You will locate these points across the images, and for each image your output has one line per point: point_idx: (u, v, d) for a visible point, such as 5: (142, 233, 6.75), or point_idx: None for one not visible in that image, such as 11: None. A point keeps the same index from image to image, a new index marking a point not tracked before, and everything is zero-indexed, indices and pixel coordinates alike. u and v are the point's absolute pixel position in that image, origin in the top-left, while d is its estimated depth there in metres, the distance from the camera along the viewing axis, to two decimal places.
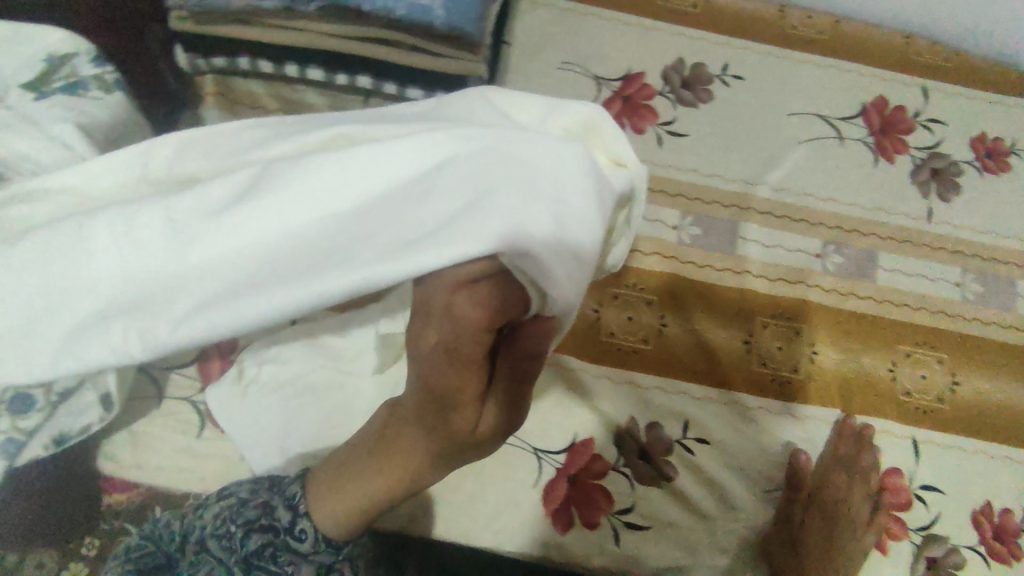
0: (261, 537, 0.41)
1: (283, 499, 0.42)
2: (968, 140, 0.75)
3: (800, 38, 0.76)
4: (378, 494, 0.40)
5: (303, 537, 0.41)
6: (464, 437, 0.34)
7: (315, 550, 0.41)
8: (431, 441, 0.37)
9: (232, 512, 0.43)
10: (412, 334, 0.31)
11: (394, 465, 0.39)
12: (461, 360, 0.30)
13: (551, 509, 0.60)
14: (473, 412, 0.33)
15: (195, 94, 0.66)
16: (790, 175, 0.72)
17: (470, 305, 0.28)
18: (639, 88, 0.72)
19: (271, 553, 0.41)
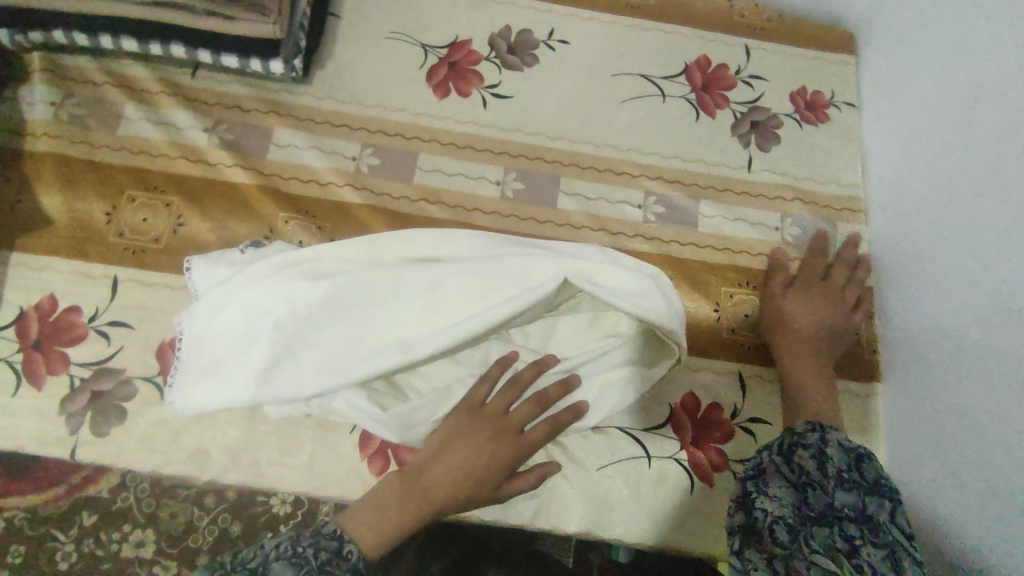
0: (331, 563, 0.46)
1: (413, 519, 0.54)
2: (788, 93, 0.78)
3: (627, 4, 0.80)
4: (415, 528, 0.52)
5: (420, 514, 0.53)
6: (494, 483, 0.54)
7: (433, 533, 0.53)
8: (455, 502, 0.53)
9: (264, 555, 0.45)
10: (486, 464, 0.54)
11: (417, 503, 0.52)
12: (499, 457, 0.54)
13: (368, 456, 0.59)
14: (471, 452, 0.54)
15: (23, 72, 0.68)
16: (615, 131, 0.74)
17: (526, 424, 0.56)
18: (465, 54, 0.75)
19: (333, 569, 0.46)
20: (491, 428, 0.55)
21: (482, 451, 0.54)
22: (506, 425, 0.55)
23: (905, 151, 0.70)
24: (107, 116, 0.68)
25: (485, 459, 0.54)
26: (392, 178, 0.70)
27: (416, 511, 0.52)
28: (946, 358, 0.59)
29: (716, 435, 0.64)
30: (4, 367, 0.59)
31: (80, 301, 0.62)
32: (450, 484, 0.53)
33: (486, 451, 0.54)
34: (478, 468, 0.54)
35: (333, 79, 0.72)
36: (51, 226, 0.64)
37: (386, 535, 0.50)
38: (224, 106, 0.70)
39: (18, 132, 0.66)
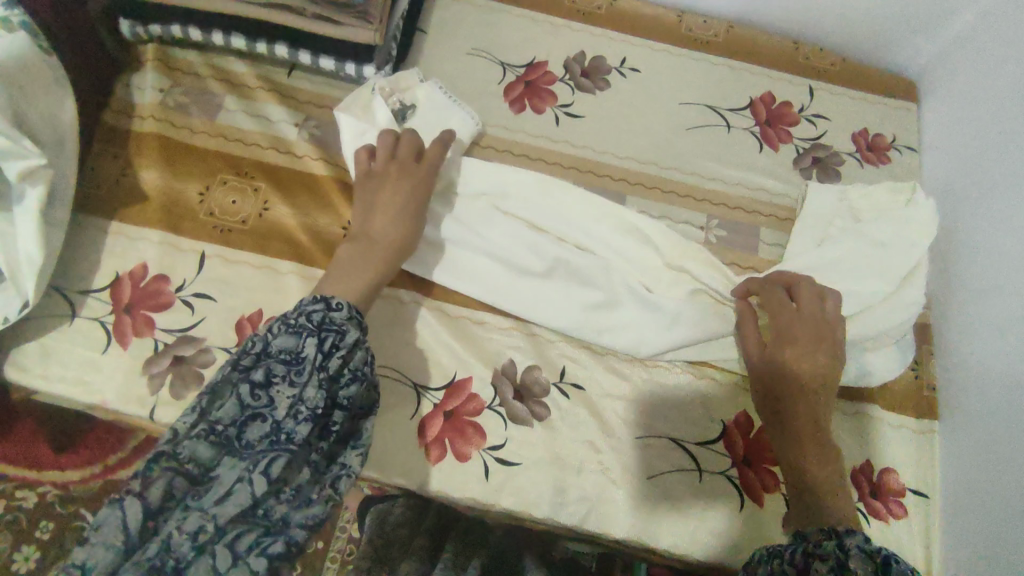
0: (327, 320, 0.50)
1: (311, 327, 0.49)
2: (851, 132, 0.80)
3: (697, 39, 0.84)
4: (388, 259, 0.58)
5: (339, 310, 0.51)
6: (376, 235, 0.59)
7: (359, 343, 0.51)
8: (387, 233, 0.59)
9: (263, 340, 0.49)
10: (386, 175, 0.61)
11: (376, 250, 0.58)
12: (409, 179, 0.61)
13: (425, 442, 0.61)
14: (393, 190, 0.60)
15: (136, 60, 0.74)
16: (681, 154, 0.77)
17: (379, 186, 0.61)
18: (542, 73, 0.79)
19: (330, 326, 0.50)
20: (379, 180, 0.61)
21: (410, 204, 0.60)
22: (409, 169, 0.62)
23: (970, 195, 0.72)
24: (208, 105, 0.73)
25: (399, 203, 0.60)
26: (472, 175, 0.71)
27: (375, 262, 0.57)
28: (1013, 397, 0.60)
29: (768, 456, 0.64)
30: (96, 327, 0.63)
31: (168, 271, 0.65)
32: (390, 228, 0.59)
33: (405, 192, 0.61)
34: (403, 188, 0.61)
35: None
36: (147, 200, 0.68)
37: (373, 279, 0.56)
38: (316, 105, 0.75)
39: (127, 113, 0.72)
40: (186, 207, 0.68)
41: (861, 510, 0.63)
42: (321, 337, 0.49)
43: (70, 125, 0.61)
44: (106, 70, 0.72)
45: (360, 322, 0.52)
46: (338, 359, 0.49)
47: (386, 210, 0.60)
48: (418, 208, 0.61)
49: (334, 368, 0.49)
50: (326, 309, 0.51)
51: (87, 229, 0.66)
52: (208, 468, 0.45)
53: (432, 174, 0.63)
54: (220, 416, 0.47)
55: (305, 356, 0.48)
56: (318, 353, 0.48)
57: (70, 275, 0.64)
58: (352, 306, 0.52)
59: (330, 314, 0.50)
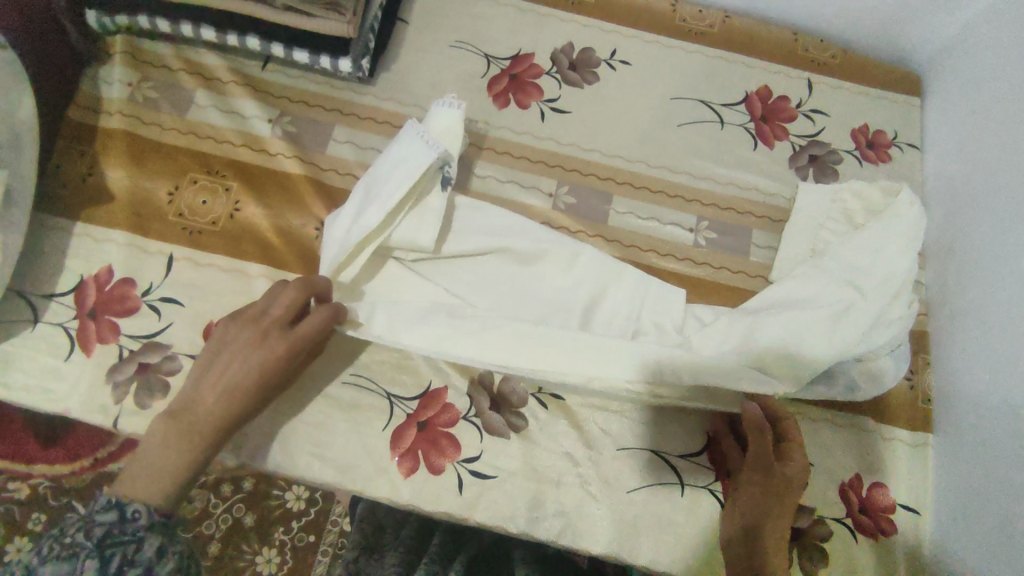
0: (113, 535, 0.44)
1: (93, 545, 0.43)
2: (850, 129, 0.77)
3: (691, 30, 0.80)
4: (185, 458, 0.47)
5: (134, 519, 0.44)
6: (187, 419, 0.48)
7: (157, 558, 0.44)
8: (202, 420, 0.49)
9: (36, 566, 0.43)
10: (231, 342, 0.51)
11: (196, 431, 0.48)
12: (257, 351, 0.51)
13: (398, 454, 0.59)
14: (238, 362, 0.50)
15: (105, 52, 0.71)
16: (671, 152, 0.74)
17: (218, 357, 0.51)
18: (528, 66, 0.76)
19: (119, 538, 0.44)
20: (220, 346, 0.51)
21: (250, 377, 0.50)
22: (269, 329, 0.52)
23: (964, 208, 0.69)
24: (178, 100, 0.70)
25: (230, 381, 0.50)
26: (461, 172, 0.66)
27: (178, 456, 0.47)
28: (1011, 408, 0.57)
29: None
30: (60, 332, 0.61)
31: (135, 274, 0.63)
32: (211, 408, 0.49)
33: (248, 368, 0.50)
34: (247, 357, 0.51)
35: (395, 81, 0.74)
36: (114, 200, 0.66)
37: (188, 466, 0.47)
38: (290, 100, 0.72)
39: (94, 109, 0.69)
40: (154, 209, 0.66)
41: (850, 527, 0.61)
42: (104, 559, 0.43)
43: (29, 123, 0.58)
44: (74, 65, 0.69)
45: (164, 525, 0.46)
46: None
47: (216, 384, 0.50)
48: (258, 390, 0.51)
49: None
50: (117, 521, 0.44)
51: (52, 230, 0.64)
52: None
53: (305, 344, 0.53)
54: None
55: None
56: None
57: (34, 278, 0.62)
58: (151, 508, 0.45)
59: (119, 527, 0.44)
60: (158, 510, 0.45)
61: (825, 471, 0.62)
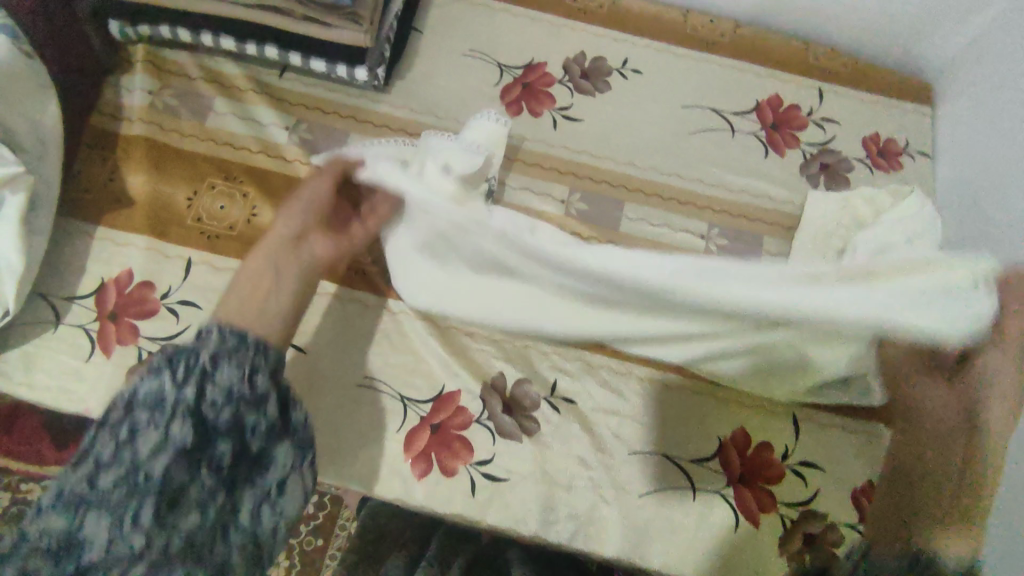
0: (183, 349, 0.45)
1: (175, 361, 0.44)
2: (860, 137, 0.77)
3: (702, 40, 0.81)
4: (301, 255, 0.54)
5: (205, 339, 0.45)
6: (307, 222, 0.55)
7: (217, 367, 0.44)
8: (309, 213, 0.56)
9: (128, 391, 0.44)
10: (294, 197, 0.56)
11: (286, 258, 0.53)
12: (313, 206, 0.56)
13: (411, 456, 0.60)
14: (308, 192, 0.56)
15: (126, 61, 0.73)
16: (682, 159, 0.75)
17: (290, 215, 0.55)
18: (540, 75, 0.77)
19: (188, 355, 0.44)
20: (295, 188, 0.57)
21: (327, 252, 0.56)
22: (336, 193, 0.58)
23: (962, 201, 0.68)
24: (197, 107, 0.72)
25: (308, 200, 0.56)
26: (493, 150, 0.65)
27: (272, 285, 0.51)
28: None
29: (765, 475, 0.62)
30: (81, 333, 0.62)
31: (155, 277, 0.64)
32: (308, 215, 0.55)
33: (312, 198, 0.56)
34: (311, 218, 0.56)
35: (410, 89, 0.75)
36: (134, 205, 0.67)
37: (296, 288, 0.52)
38: (307, 107, 0.73)
39: (116, 116, 0.71)
40: (173, 214, 0.67)
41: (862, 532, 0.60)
42: (173, 367, 0.44)
43: (54, 128, 0.60)
44: (97, 73, 0.71)
45: (244, 344, 0.46)
46: (195, 381, 0.43)
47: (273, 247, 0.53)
48: (321, 217, 0.56)
49: (196, 387, 0.43)
50: (195, 342, 0.45)
51: (74, 234, 0.65)
52: (66, 538, 0.40)
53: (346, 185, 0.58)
54: (72, 481, 0.41)
55: (168, 397, 0.43)
56: (174, 387, 0.43)
57: (57, 281, 0.63)
58: (219, 326, 0.46)
59: (191, 348, 0.45)
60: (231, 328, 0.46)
61: (838, 477, 0.62)
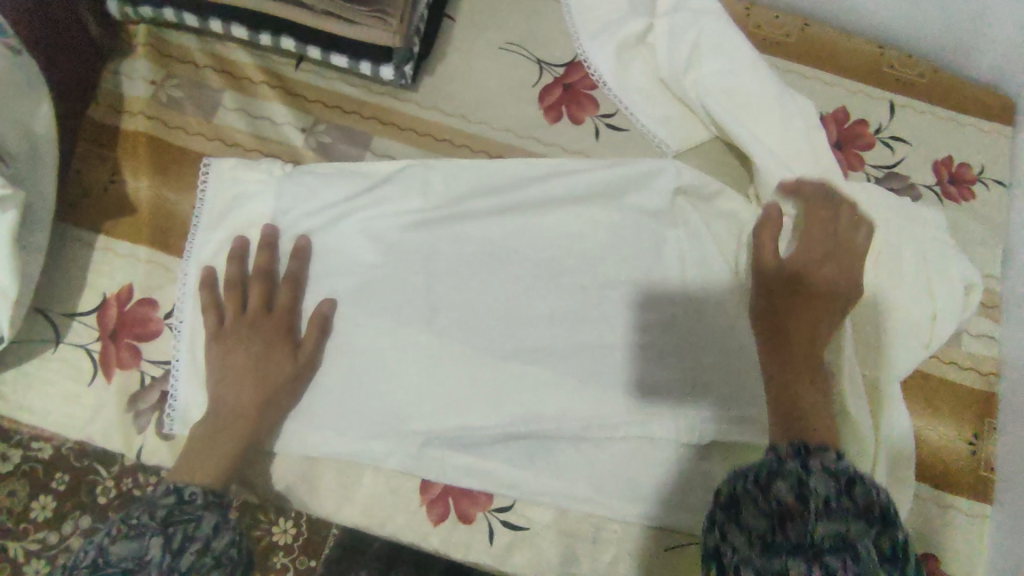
0: (174, 514, 0.47)
1: (183, 529, 0.47)
2: (930, 162, 0.70)
3: (765, 38, 0.73)
4: (242, 359, 0.56)
5: (192, 498, 0.49)
6: (237, 412, 0.55)
7: (207, 557, 0.46)
8: (259, 354, 0.56)
9: (99, 546, 0.45)
10: (220, 343, 0.57)
11: (229, 424, 0.54)
12: (258, 321, 0.57)
13: (427, 500, 0.59)
14: (253, 347, 0.56)
15: (126, 43, 0.66)
16: (736, 178, 0.68)
17: (230, 310, 0.58)
18: (584, 76, 0.70)
19: (179, 518, 0.47)
20: (229, 333, 0.57)
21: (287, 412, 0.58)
22: (258, 323, 0.57)
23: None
24: (204, 101, 0.65)
25: (238, 361, 0.56)
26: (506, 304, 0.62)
27: (235, 402, 0.55)
28: None
29: None
30: (83, 356, 0.58)
31: (157, 295, 0.60)
32: (235, 394, 0.55)
33: (261, 357, 0.56)
34: (249, 372, 0.55)
35: (440, 88, 0.68)
36: (136, 211, 0.62)
37: (226, 459, 0.53)
38: (325, 105, 0.66)
39: (116, 108, 0.64)
40: (180, 225, 0.62)
41: None
42: (168, 534, 0.46)
43: (47, 135, 0.54)
44: (94, 59, 0.64)
45: (218, 505, 0.50)
46: (192, 553, 0.46)
47: (242, 380, 0.55)
48: (261, 319, 0.57)
49: (186, 563, 0.45)
50: (178, 502, 0.49)
51: (74, 244, 0.60)
52: (140, 557, 0.44)
53: (285, 321, 0.58)
54: (116, 556, 0.44)
55: (150, 558, 0.44)
56: (165, 552, 0.45)
57: (54, 296, 0.59)
58: (207, 488, 0.51)
59: (179, 507, 0.48)
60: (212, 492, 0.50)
61: None
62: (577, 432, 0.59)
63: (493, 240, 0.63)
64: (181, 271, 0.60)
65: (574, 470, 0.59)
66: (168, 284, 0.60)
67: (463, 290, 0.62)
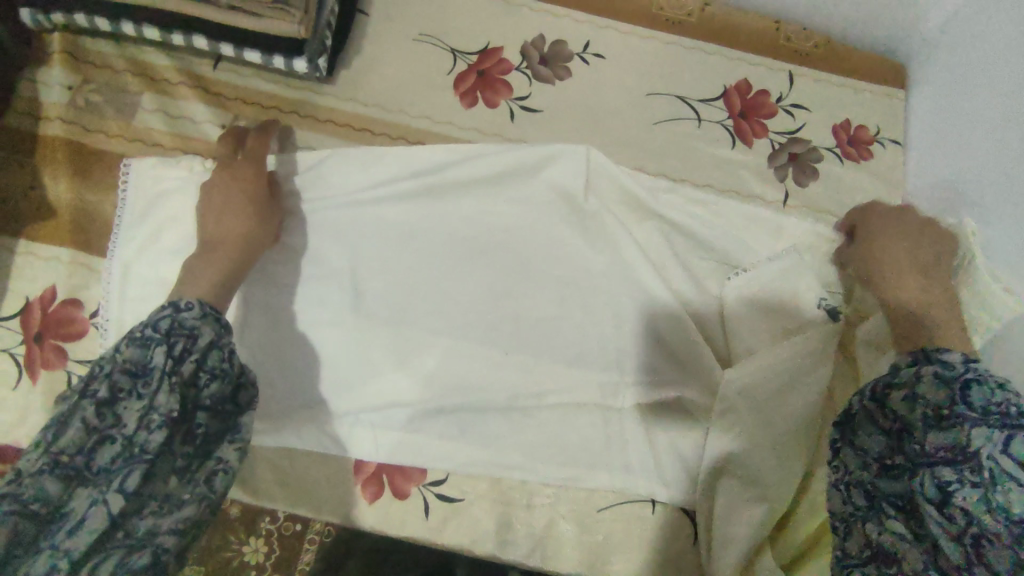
0: (176, 326, 0.44)
1: (184, 333, 0.44)
2: (829, 126, 0.74)
3: (667, 20, 0.76)
4: (228, 190, 0.58)
5: (192, 308, 0.46)
6: (236, 238, 0.56)
7: (207, 373, 0.45)
8: (244, 185, 0.59)
9: (104, 354, 0.43)
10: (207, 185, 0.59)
11: (222, 252, 0.55)
12: (227, 164, 0.60)
13: (362, 480, 0.59)
14: (228, 182, 0.58)
15: (43, 51, 0.67)
16: (648, 152, 0.71)
17: (223, 165, 0.60)
18: (496, 62, 0.73)
19: (180, 330, 0.44)
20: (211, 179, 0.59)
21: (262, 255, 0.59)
22: (229, 163, 0.60)
23: (990, 196, 0.59)
24: (124, 105, 0.66)
25: (224, 195, 0.58)
26: (430, 281, 0.63)
27: (228, 228, 0.56)
28: None
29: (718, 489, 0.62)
30: (6, 359, 0.58)
31: (80, 295, 0.60)
32: (223, 222, 0.57)
33: (256, 194, 0.59)
34: (244, 205, 0.58)
35: (357, 81, 0.70)
36: (57, 214, 0.62)
37: (218, 276, 0.53)
38: (245, 102, 0.68)
39: (34, 115, 0.65)
40: (102, 225, 0.62)
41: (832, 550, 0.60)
42: (170, 344, 0.43)
43: None
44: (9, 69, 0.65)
45: (217, 317, 0.47)
46: (192, 363, 0.44)
47: (215, 207, 0.57)
48: (245, 165, 0.60)
49: (189, 372, 0.44)
50: (174, 313, 0.45)
51: None
52: (142, 363, 0.42)
53: (259, 164, 0.61)
54: (120, 363, 0.42)
55: (154, 368, 0.42)
56: (169, 360, 0.43)
57: None
58: (205, 304, 0.47)
59: (178, 318, 0.45)
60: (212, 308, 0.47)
61: None
62: (506, 401, 0.61)
63: (410, 222, 0.64)
64: (105, 269, 0.60)
65: (505, 440, 0.60)
66: (92, 284, 0.61)
67: (386, 273, 0.63)
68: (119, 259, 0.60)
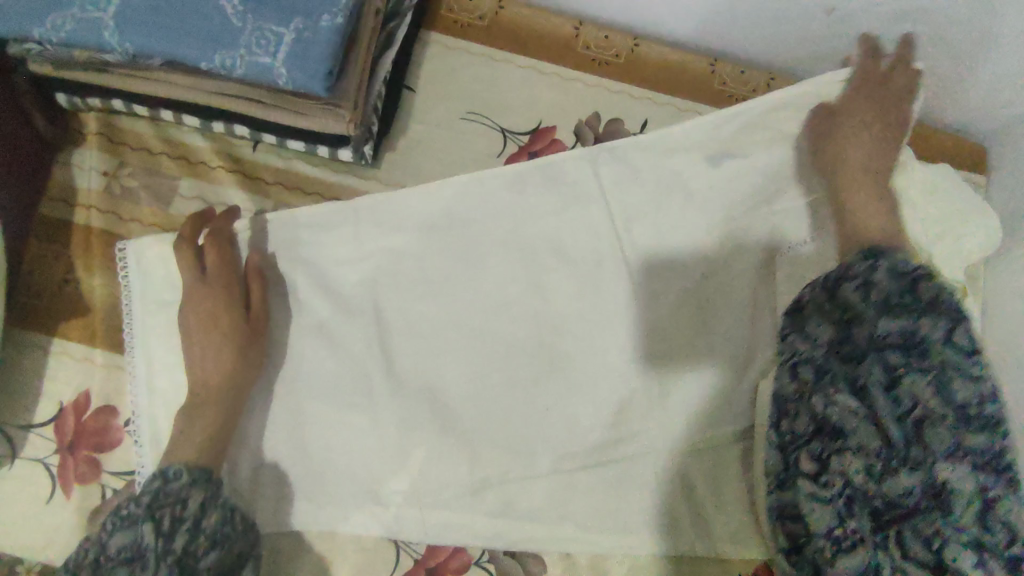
0: (159, 498, 0.48)
1: (177, 508, 0.48)
2: None
3: (730, 95, 0.72)
4: (204, 327, 0.55)
5: (179, 473, 0.50)
6: (220, 383, 0.54)
7: (206, 531, 0.48)
8: (213, 312, 0.55)
9: (100, 543, 0.46)
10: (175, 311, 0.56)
11: (205, 404, 0.54)
12: (192, 286, 0.56)
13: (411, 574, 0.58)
14: (201, 310, 0.55)
15: (77, 132, 0.64)
16: None
17: (186, 272, 0.56)
18: (548, 143, 0.69)
19: (165, 500, 0.49)
20: (183, 305, 0.56)
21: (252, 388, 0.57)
22: (206, 277, 0.56)
23: None
24: (160, 191, 0.63)
25: (201, 329, 0.55)
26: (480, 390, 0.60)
27: (211, 373, 0.54)
28: None
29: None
30: (39, 470, 0.56)
31: (114, 402, 0.58)
32: (206, 367, 0.54)
33: (225, 331, 0.55)
34: (216, 344, 0.55)
35: (403, 165, 0.67)
36: (92, 312, 0.60)
37: (206, 435, 0.53)
38: (284, 187, 0.65)
39: (68, 202, 0.62)
40: None
41: None
42: (157, 519, 0.47)
43: None
44: (43, 155, 0.62)
45: (205, 478, 0.51)
46: (183, 534, 0.47)
47: (194, 345, 0.55)
48: (217, 286, 0.56)
49: (181, 546, 0.47)
50: (162, 483, 0.49)
51: (29, 349, 0.59)
52: (139, 549, 0.46)
53: (226, 272, 0.57)
54: (117, 556, 0.46)
55: (145, 546, 0.46)
56: (159, 538, 0.46)
57: (9, 409, 0.57)
58: (192, 468, 0.51)
59: (165, 488, 0.49)
60: (196, 466, 0.52)
61: None
62: None
63: (459, 323, 0.61)
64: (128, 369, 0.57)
65: None
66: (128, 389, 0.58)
67: (433, 371, 0.60)
68: (143, 352, 0.57)
